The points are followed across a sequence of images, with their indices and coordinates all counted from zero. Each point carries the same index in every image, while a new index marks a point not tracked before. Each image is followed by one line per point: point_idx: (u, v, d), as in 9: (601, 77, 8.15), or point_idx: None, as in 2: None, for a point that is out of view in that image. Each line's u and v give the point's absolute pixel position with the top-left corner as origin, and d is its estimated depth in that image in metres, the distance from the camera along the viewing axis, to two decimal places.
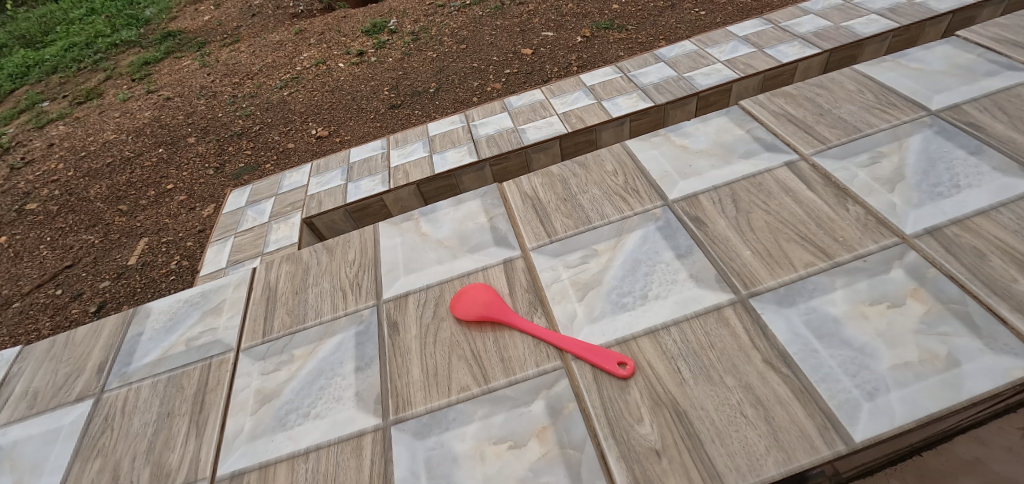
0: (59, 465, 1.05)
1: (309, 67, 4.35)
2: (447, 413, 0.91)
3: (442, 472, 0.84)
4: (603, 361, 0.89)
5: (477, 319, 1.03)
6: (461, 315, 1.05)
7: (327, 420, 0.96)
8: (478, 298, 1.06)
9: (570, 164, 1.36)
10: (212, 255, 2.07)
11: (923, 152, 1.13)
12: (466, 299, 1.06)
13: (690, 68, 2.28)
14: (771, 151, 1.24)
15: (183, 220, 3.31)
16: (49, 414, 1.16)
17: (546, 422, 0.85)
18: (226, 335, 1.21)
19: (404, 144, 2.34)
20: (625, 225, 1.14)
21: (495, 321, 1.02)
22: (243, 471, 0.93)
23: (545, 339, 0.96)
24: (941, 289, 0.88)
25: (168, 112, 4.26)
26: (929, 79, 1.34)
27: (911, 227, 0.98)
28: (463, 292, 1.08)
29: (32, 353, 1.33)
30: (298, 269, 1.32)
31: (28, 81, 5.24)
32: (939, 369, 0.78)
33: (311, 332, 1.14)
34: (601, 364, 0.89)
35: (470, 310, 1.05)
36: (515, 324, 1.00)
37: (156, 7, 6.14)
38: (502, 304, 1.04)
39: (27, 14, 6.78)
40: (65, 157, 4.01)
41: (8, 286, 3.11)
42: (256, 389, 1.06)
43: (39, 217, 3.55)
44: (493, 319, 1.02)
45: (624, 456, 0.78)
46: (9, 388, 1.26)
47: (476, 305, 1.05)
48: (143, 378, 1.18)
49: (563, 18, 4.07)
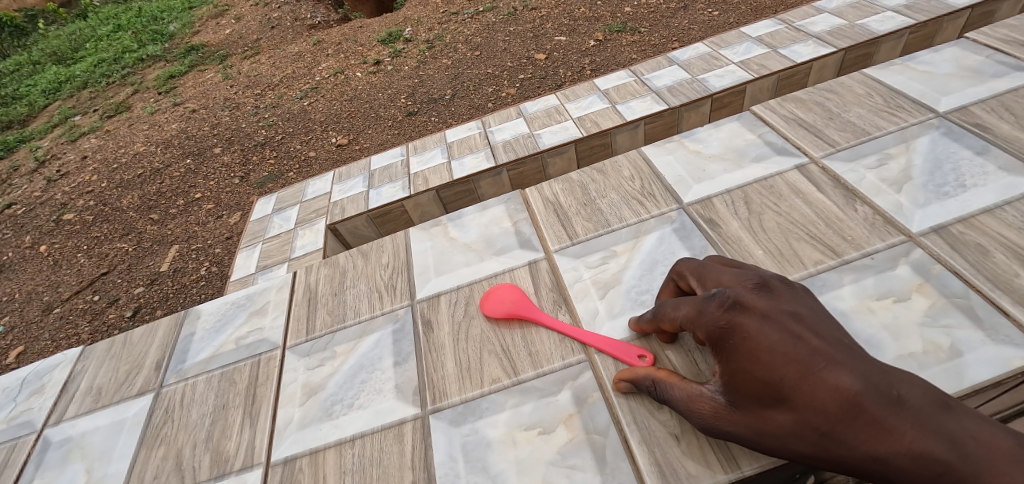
0: (127, 453, 1.15)
1: (327, 77, 4.50)
2: (480, 402, 0.99)
3: (477, 455, 0.91)
4: (624, 352, 0.96)
5: (508, 318, 1.11)
6: (490, 316, 1.13)
7: (370, 410, 1.05)
8: (503, 297, 1.13)
9: (588, 170, 1.43)
10: (242, 261, 2.19)
11: (931, 153, 1.18)
12: (492, 300, 1.14)
13: (703, 70, 2.33)
14: (782, 154, 1.29)
15: (211, 228, 3.46)
16: (113, 407, 1.27)
17: (572, 409, 0.93)
18: (272, 334, 1.31)
19: (422, 151, 2.44)
20: (642, 227, 1.21)
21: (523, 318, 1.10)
22: (295, 456, 1.02)
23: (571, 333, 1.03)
24: (946, 284, 0.93)
25: (195, 124, 4.45)
26: (937, 81, 1.38)
27: (917, 225, 1.03)
28: (489, 292, 1.17)
29: (93, 353, 1.46)
30: (335, 272, 1.42)
31: (60, 96, 5.51)
32: (941, 359, 0.83)
33: (350, 331, 1.23)
34: (625, 356, 0.96)
35: (498, 310, 1.12)
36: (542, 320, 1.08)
37: (179, 23, 6.40)
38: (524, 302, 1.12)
39: (58, 32, 7.16)
40: (99, 169, 4.22)
41: (50, 293, 3.28)
42: (303, 383, 1.15)
43: (77, 226, 3.74)
44: (521, 316, 1.10)
45: (644, 440, 0.85)
46: (75, 385, 1.38)
47: (502, 305, 1.12)
48: (197, 374, 1.28)
49: (576, 22, 4.15)
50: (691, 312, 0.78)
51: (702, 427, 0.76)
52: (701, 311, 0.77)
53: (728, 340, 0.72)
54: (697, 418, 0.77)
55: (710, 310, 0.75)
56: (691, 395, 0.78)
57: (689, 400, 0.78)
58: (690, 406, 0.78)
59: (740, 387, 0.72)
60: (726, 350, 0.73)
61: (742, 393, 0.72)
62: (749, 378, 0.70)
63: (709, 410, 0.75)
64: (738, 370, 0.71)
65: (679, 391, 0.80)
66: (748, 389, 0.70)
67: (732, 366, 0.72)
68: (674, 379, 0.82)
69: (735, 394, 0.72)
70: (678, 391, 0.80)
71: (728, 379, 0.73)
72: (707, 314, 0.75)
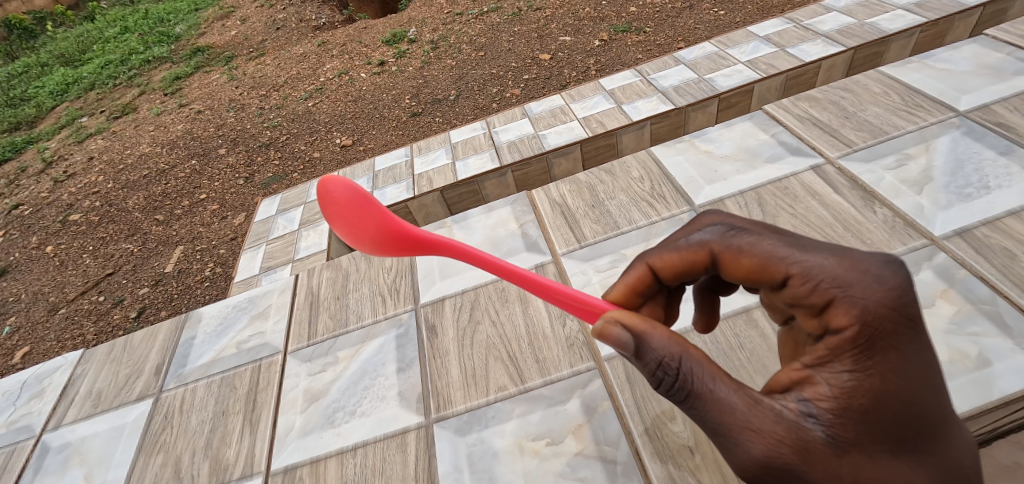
0: (125, 460, 1.13)
1: (332, 78, 4.48)
2: (486, 411, 0.96)
3: (483, 466, 0.88)
4: (599, 302, 0.68)
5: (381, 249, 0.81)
6: (358, 249, 0.83)
7: (373, 417, 1.02)
8: (345, 203, 0.79)
9: (597, 171, 1.40)
10: (247, 262, 2.17)
11: (952, 153, 1.14)
12: (337, 218, 0.80)
13: (711, 70, 2.29)
14: (797, 155, 1.25)
15: (215, 229, 3.44)
16: (112, 412, 1.25)
17: (582, 419, 0.90)
18: (273, 338, 1.28)
19: (426, 152, 2.42)
20: (652, 230, 1.18)
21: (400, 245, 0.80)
22: (296, 465, 0.99)
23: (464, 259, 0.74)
24: (971, 290, 0.89)
25: (201, 125, 4.45)
26: (956, 79, 1.34)
27: (940, 228, 0.99)
28: (319, 196, 0.80)
29: (94, 356, 1.44)
30: (338, 275, 1.40)
31: (67, 97, 5.53)
32: (969, 369, 0.80)
33: (353, 335, 1.20)
34: (604, 309, 0.67)
35: (363, 240, 0.81)
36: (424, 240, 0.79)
37: (185, 25, 6.42)
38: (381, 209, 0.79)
39: (66, 34, 7.20)
40: (105, 170, 4.23)
41: (55, 293, 3.27)
42: (305, 389, 1.13)
43: (83, 227, 3.75)
44: (396, 243, 0.80)
45: (658, 452, 0.82)
46: (75, 389, 1.36)
47: (359, 228, 0.80)
48: (198, 379, 1.26)
49: (581, 22, 4.11)
50: (842, 274, 0.51)
51: (767, 459, 0.51)
52: (867, 276, 0.50)
53: (896, 344, 0.49)
54: (763, 448, 0.51)
55: (892, 281, 0.50)
56: (760, 406, 0.52)
57: (755, 414, 0.52)
58: (757, 424, 0.51)
59: (865, 414, 0.49)
60: (882, 357, 0.49)
61: (864, 423, 0.49)
62: (889, 407, 0.49)
63: (789, 439, 0.50)
64: (885, 389, 0.49)
65: (741, 398, 0.52)
66: (883, 416, 0.49)
67: (881, 379, 0.49)
68: (720, 372, 0.54)
69: (858, 420, 0.49)
70: (740, 399, 0.52)
71: (850, 396, 0.50)
72: (888, 291, 0.49)
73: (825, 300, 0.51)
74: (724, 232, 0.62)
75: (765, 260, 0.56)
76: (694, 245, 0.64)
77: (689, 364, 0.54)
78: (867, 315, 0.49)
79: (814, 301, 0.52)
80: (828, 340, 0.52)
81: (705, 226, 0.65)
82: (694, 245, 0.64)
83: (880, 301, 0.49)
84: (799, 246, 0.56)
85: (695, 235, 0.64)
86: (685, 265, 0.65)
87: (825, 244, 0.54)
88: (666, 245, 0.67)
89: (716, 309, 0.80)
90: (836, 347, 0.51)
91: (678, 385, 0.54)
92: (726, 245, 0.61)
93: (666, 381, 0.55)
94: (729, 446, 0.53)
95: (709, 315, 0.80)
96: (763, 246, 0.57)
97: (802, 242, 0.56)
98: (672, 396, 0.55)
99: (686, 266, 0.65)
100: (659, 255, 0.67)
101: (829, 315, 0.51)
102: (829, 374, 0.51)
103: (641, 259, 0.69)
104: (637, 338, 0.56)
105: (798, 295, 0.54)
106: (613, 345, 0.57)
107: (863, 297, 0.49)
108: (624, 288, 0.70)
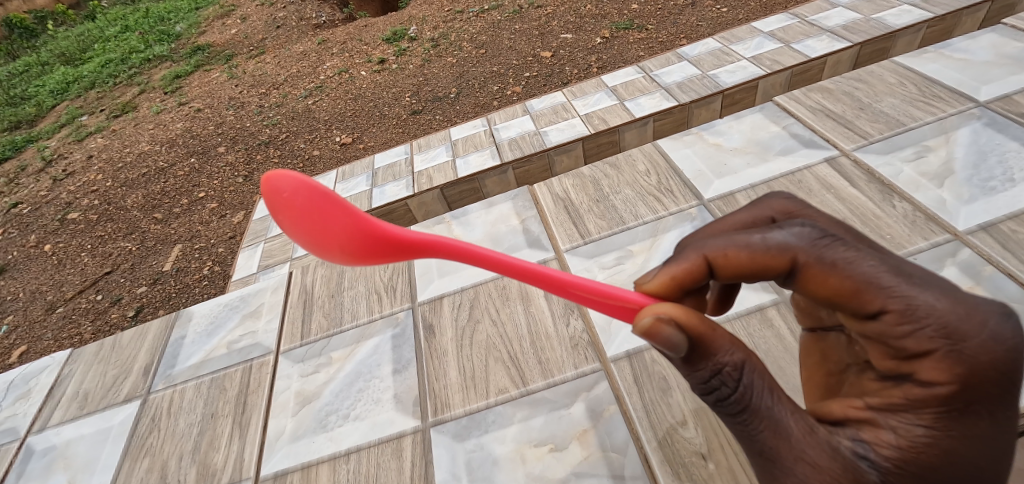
0: (110, 464, 1.08)
1: (331, 76, 4.44)
2: (486, 414, 0.92)
3: (483, 474, 0.84)
4: (635, 296, 0.60)
5: (352, 257, 0.75)
6: (325, 259, 0.76)
7: (367, 421, 0.97)
8: (297, 203, 0.70)
9: (601, 165, 1.35)
10: (244, 260, 2.12)
11: (973, 145, 1.09)
12: (293, 223, 0.71)
13: (715, 65, 2.24)
14: (810, 147, 1.21)
15: (214, 228, 3.40)
16: (99, 414, 1.21)
17: (587, 424, 0.85)
18: (265, 338, 1.23)
19: (426, 149, 2.37)
20: (659, 225, 1.13)
21: (376, 250, 0.75)
22: (286, 471, 0.95)
23: (456, 258, 0.70)
24: (1000, 288, 0.84)
25: (200, 123, 4.41)
26: (974, 70, 1.29)
27: (964, 223, 0.94)
28: (264, 196, 0.71)
29: (82, 356, 1.39)
30: (333, 272, 1.35)
31: (67, 96, 5.48)
32: None
33: (347, 335, 1.16)
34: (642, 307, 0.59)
35: (332, 249, 0.74)
36: (402, 241, 0.75)
37: (185, 23, 6.37)
38: (344, 211, 0.72)
39: (67, 34, 7.17)
40: (104, 168, 4.18)
41: (52, 292, 3.23)
42: (297, 391, 1.08)
43: (81, 225, 3.70)
44: (370, 248, 0.74)
45: (669, 459, 0.77)
46: (61, 390, 1.31)
47: (324, 234, 0.72)
48: (187, 380, 1.21)
49: (582, 20, 4.06)
50: (954, 322, 0.44)
51: None
52: (984, 333, 0.44)
53: (984, 406, 0.46)
54: None
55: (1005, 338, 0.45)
56: (823, 446, 0.49)
57: (812, 446, 0.49)
58: (813, 458, 0.49)
59: (928, 470, 0.48)
60: (967, 421, 0.46)
61: (922, 478, 0.48)
62: (956, 466, 0.47)
63: (844, 480, 0.48)
64: (953, 446, 0.47)
65: (797, 426, 0.50)
66: (946, 472, 0.47)
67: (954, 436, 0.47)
68: (783, 396, 0.51)
69: (919, 472, 0.48)
70: (796, 427, 0.50)
71: (920, 451, 0.47)
72: (998, 349, 0.44)
73: (923, 350, 0.46)
74: (815, 239, 0.50)
75: (860, 285, 0.47)
76: (775, 249, 0.51)
77: (749, 377, 0.51)
78: (972, 373, 0.45)
79: (908, 346, 0.46)
80: (909, 389, 0.48)
81: (786, 224, 0.53)
82: (775, 249, 0.51)
83: (990, 361, 0.44)
84: (903, 275, 0.47)
85: (775, 235, 0.52)
86: (755, 268, 0.53)
87: (925, 276, 0.47)
88: (732, 238, 0.55)
89: (732, 291, 0.73)
90: (917, 399, 0.47)
91: (734, 399, 0.51)
92: (817, 257, 0.49)
93: (721, 390, 0.51)
94: (777, 471, 0.51)
95: (723, 297, 0.74)
96: (862, 267, 0.48)
97: (906, 268, 0.48)
98: (723, 407, 0.53)
99: (755, 270, 0.54)
100: (723, 250, 0.55)
101: (919, 363, 0.47)
102: (897, 422, 0.49)
103: (698, 250, 0.56)
104: (694, 341, 0.51)
105: (885, 331, 0.47)
106: (659, 343, 0.52)
107: (974, 356, 0.44)
108: (666, 280, 0.59)
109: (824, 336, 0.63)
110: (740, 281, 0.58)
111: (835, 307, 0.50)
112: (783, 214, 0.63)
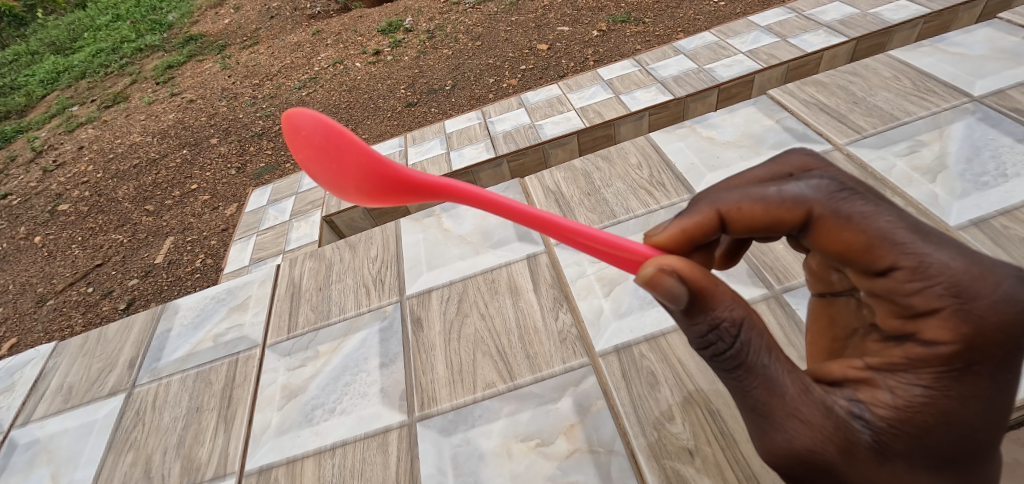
0: (94, 459, 1.07)
1: (326, 67, 4.38)
2: (473, 409, 0.91)
3: (468, 469, 0.83)
4: (643, 248, 0.60)
5: (366, 196, 0.75)
6: (341, 199, 0.77)
7: (353, 415, 0.96)
8: (315, 142, 0.72)
9: (593, 157, 1.34)
10: (236, 254, 2.10)
11: (967, 140, 1.08)
12: (312, 162, 0.73)
13: (711, 59, 2.23)
14: (803, 141, 1.20)
15: (207, 220, 3.36)
16: (83, 408, 1.19)
17: (574, 419, 0.84)
18: (252, 331, 1.22)
19: (421, 142, 2.35)
20: (650, 219, 1.12)
21: (388, 190, 0.75)
22: (271, 466, 0.93)
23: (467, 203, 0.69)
24: None
25: (192, 114, 4.35)
26: (969, 64, 1.28)
27: (955, 219, 0.93)
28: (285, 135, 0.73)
29: (67, 349, 1.37)
30: (322, 265, 1.33)
31: (58, 87, 5.39)
32: None
33: (335, 328, 1.14)
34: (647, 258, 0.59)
35: (347, 189, 0.75)
36: (413, 182, 0.74)
37: (178, 13, 6.27)
38: (356, 149, 0.73)
39: (57, 22, 7.04)
40: (95, 159, 4.13)
41: (42, 284, 3.19)
42: (283, 385, 1.07)
43: (71, 217, 3.66)
44: (382, 188, 0.75)
45: (654, 455, 0.76)
46: (46, 382, 1.29)
47: (339, 173, 0.73)
48: (173, 374, 1.19)
49: (579, 12, 4.03)
50: (965, 281, 0.43)
51: (804, 454, 0.49)
52: (997, 293, 0.43)
53: (991, 368, 0.45)
54: (807, 442, 0.48)
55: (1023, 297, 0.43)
56: (815, 403, 0.49)
57: (805, 404, 0.49)
58: (806, 416, 0.49)
59: (922, 430, 0.47)
60: (970, 382, 0.45)
61: (917, 439, 0.47)
62: (951, 428, 0.47)
63: (835, 438, 0.48)
64: (952, 411, 0.46)
65: (792, 384, 0.49)
66: (939, 438, 0.47)
67: (954, 401, 0.46)
68: (780, 351, 0.51)
69: (913, 437, 0.47)
70: (791, 386, 0.49)
71: (917, 411, 0.46)
72: (1015, 308, 0.43)
73: (931, 308, 0.45)
74: (831, 192, 0.50)
75: (874, 240, 0.47)
76: (790, 203, 0.51)
77: (747, 333, 0.50)
78: (977, 333, 0.44)
79: (915, 303, 0.46)
80: (911, 348, 0.47)
81: (803, 177, 0.53)
82: (790, 202, 0.51)
83: (998, 323, 0.43)
84: (920, 231, 0.46)
85: (791, 188, 0.52)
86: (769, 222, 0.53)
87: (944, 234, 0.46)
88: (748, 192, 0.54)
89: (743, 247, 0.72)
90: (918, 358, 0.47)
91: (730, 355, 0.51)
92: (832, 211, 0.49)
93: (717, 345, 0.51)
94: (767, 427, 0.51)
95: (733, 251, 0.72)
96: (878, 222, 0.47)
97: (924, 225, 0.47)
98: (718, 361, 0.52)
99: (768, 223, 0.54)
100: (737, 203, 0.55)
101: (923, 322, 0.46)
102: (896, 383, 0.48)
103: (711, 203, 0.56)
104: (694, 294, 0.50)
105: (894, 288, 0.47)
106: (661, 295, 0.51)
107: (982, 315, 0.43)
108: (676, 233, 0.59)
109: (834, 300, 0.60)
110: (752, 238, 0.57)
111: (845, 263, 0.50)
112: (803, 170, 0.62)
